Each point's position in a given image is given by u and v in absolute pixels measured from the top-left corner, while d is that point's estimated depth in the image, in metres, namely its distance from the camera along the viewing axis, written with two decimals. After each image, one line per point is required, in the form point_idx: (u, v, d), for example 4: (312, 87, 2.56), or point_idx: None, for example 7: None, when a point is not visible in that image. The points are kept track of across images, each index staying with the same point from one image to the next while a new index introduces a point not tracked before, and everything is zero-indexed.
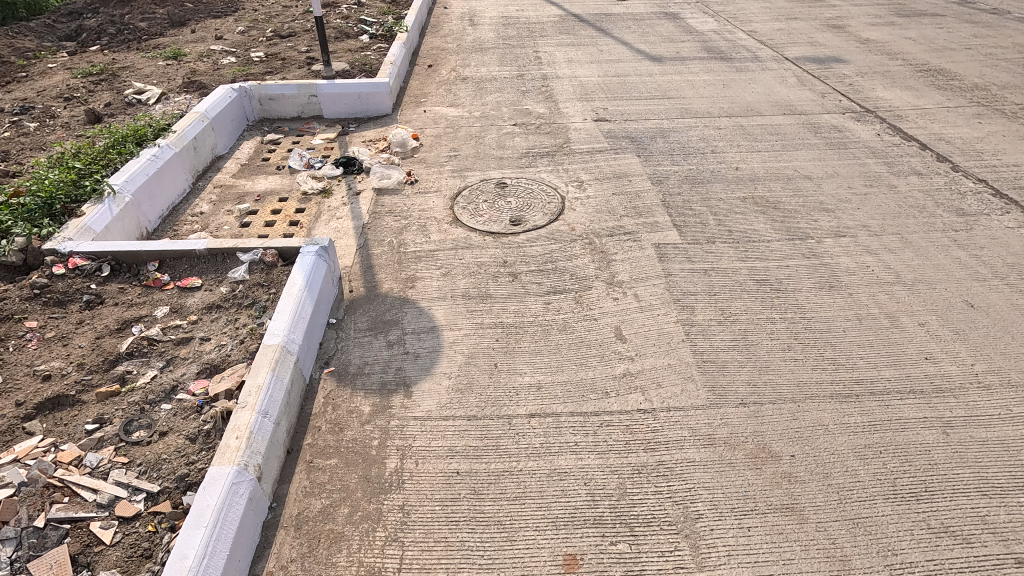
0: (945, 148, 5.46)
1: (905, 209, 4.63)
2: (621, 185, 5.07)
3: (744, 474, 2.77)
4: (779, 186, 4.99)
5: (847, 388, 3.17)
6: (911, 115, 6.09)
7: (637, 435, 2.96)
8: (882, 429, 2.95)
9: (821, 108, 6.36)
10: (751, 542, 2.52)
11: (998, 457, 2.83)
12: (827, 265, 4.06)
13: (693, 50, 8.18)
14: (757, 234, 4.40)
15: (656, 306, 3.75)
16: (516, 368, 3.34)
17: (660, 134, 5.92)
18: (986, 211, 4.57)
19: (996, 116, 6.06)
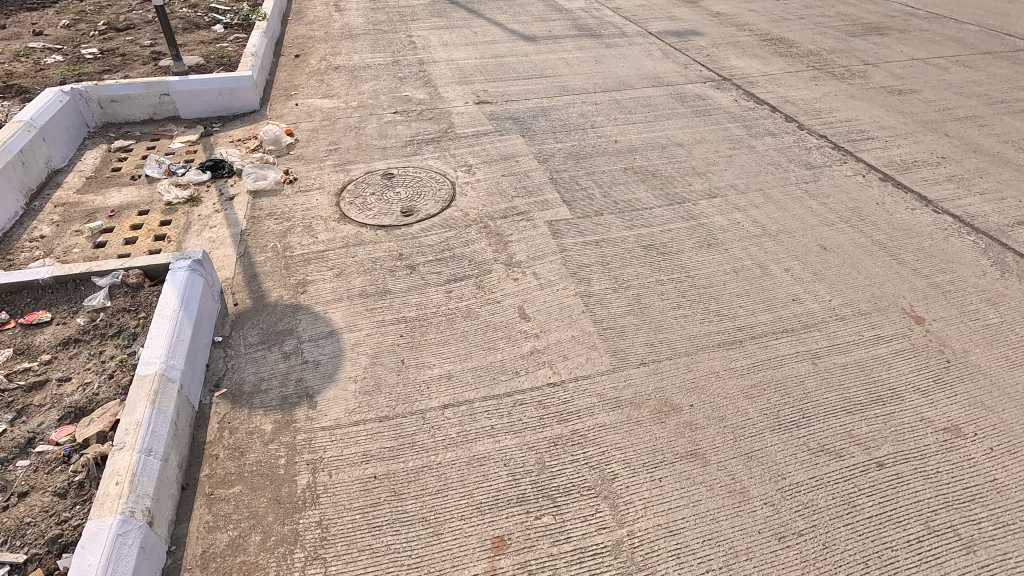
0: (792, 109, 6.02)
1: (766, 166, 5.07)
2: (510, 167, 5.12)
3: (650, 428, 2.92)
4: (655, 155, 5.26)
5: (731, 335, 3.44)
6: (762, 81, 6.65)
7: (551, 409, 3.04)
8: (766, 367, 3.23)
9: (684, 78, 6.77)
10: (661, 492, 2.66)
11: (858, 377, 3.17)
12: (703, 225, 4.37)
13: (565, 28, 8.36)
14: (639, 203, 4.63)
15: (554, 283, 3.85)
16: (424, 361, 3.31)
17: (541, 112, 6.03)
18: (829, 162, 5.10)
19: (830, 77, 6.75)
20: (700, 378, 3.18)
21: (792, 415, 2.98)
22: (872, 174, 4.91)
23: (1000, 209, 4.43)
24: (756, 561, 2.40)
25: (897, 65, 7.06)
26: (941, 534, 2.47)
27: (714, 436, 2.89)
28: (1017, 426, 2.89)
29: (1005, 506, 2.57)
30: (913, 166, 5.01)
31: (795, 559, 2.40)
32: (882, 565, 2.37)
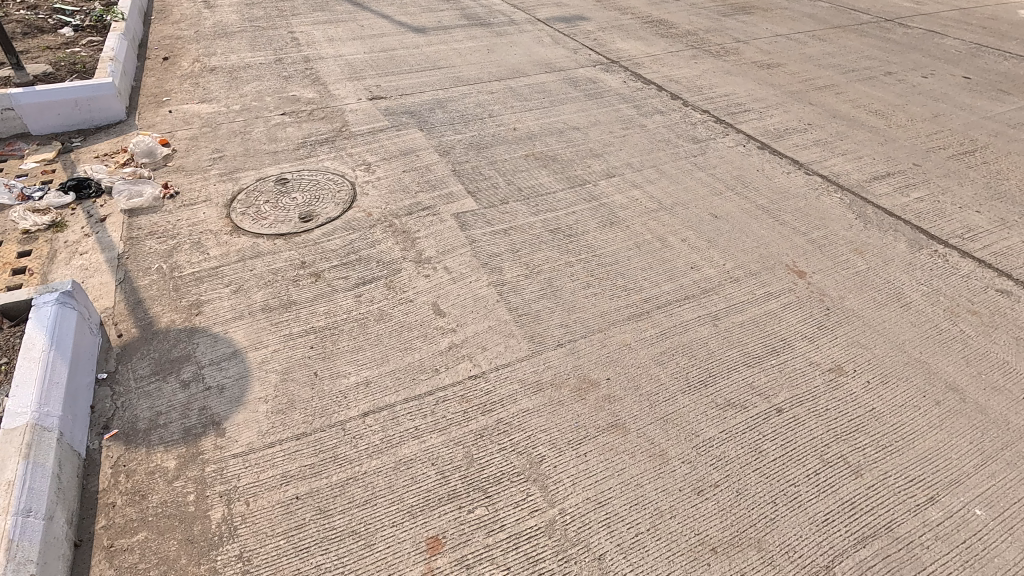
0: (676, 87, 6.34)
1: (657, 143, 5.32)
2: (411, 162, 5.02)
3: (571, 406, 3.00)
4: (553, 140, 5.37)
5: (639, 308, 3.59)
6: (647, 62, 6.95)
7: (474, 401, 3.04)
8: (674, 334, 3.41)
9: (575, 63, 6.93)
10: (588, 466, 2.74)
11: (754, 332, 3.43)
12: (605, 205, 4.52)
13: (454, 18, 8.29)
14: (543, 188, 4.71)
15: (466, 275, 3.84)
16: (339, 370, 3.19)
17: (438, 105, 5.95)
18: (713, 135, 5.44)
19: (707, 55, 7.18)
20: (614, 352, 3.30)
21: (700, 375, 3.17)
22: (750, 144, 5.30)
23: (859, 167, 4.93)
24: (680, 518, 2.54)
25: (764, 41, 7.63)
26: (835, 463, 2.73)
27: (632, 405, 3.01)
28: (887, 358, 3.25)
29: (883, 429, 2.88)
30: (785, 133, 5.44)
31: (713, 510, 2.56)
32: (788, 501, 2.59)
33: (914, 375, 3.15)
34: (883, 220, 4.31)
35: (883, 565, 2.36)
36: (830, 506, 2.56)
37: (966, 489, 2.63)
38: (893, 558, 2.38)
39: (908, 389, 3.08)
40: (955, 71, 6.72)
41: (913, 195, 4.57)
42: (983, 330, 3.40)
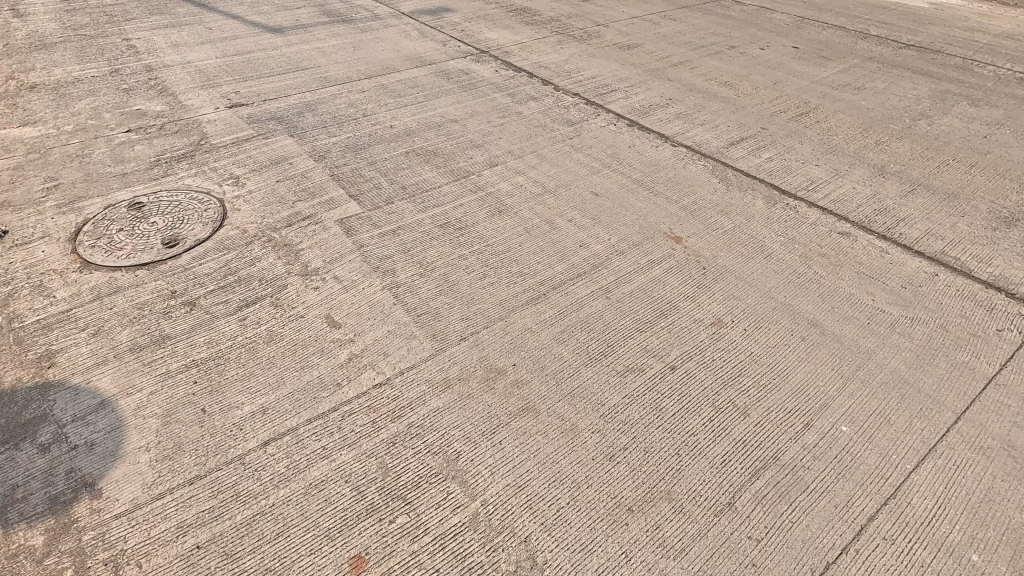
0: (546, 72, 6.51)
1: (535, 129, 5.43)
2: (284, 170, 4.73)
3: (481, 398, 3.02)
4: (432, 134, 5.30)
5: (536, 291, 3.67)
6: (516, 50, 7.05)
7: (382, 409, 2.96)
8: (571, 312, 3.53)
9: (445, 55, 6.88)
10: (504, 454, 2.77)
11: (643, 299, 3.63)
12: (491, 194, 4.55)
13: (313, 15, 7.89)
14: (428, 184, 4.65)
15: (358, 282, 3.70)
16: (230, 401, 2.96)
17: (306, 108, 5.65)
18: (586, 117, 5.65)
19: (572, 39, 7.42)
20: (517, 338, 3.35)
21: (599, 347, 3.31)
22: (620, 122, 5.57)
23: (717, 135, 5.36)
24: (596, 486, 2.64)
25: (621, 23, 8.02)
26: (725, 408, 2.98)
27: (539, 387, 3.08)
28: (758, 306, 3.59)
29: (762, 370, 3.18)
30: (650, 110, 5.78)
31: (625, 472, 2.70)
32: (689, 450, 2.78)
33: (781, 317, 3.51)
34: (742, 182, 4.73)
35: (774, 492, 2.62)
36: (725, 448, 2.79)
37: (833, 410, 2.98)
38: (782, 484, 2.65)
39: (778, 331, 3.42)
40: (785, 42, 7.48)
41: (764, 156, 5.06)
42: (832, 269, 3.86)
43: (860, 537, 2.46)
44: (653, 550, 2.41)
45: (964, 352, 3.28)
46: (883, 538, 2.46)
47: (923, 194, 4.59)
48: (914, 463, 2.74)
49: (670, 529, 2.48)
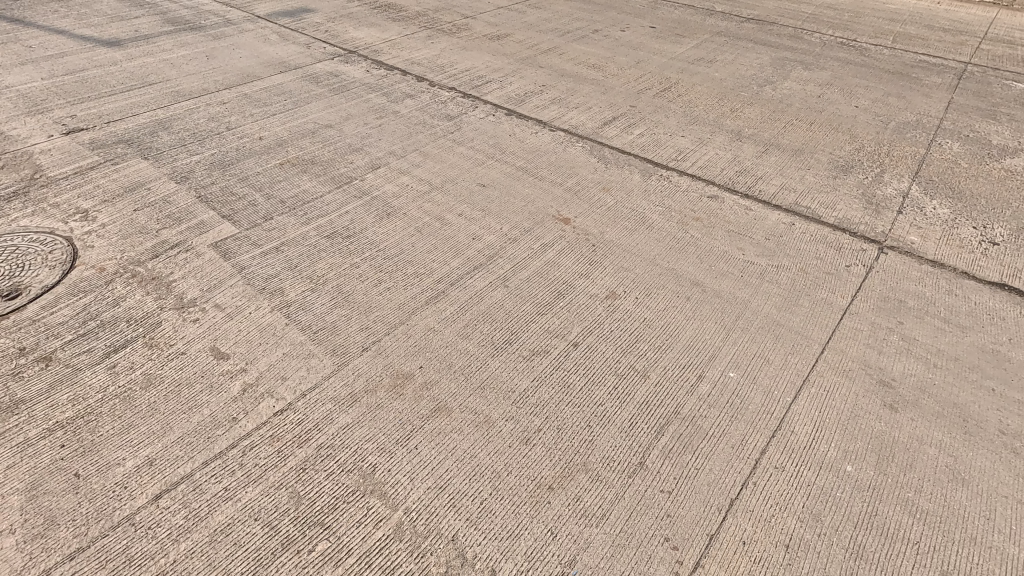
0: (419, 69, 6.42)
1: (414, 127, 5.35)
2: (142, 198, 4.30)
3: (391, 406, 2.96)
4: (306, 142, 5.06)
5: (435, 290, 3.64)
6: (385, 48, 6.88)
7: (287, 437, 2.80)
8: (471, 305, 3.54)
9: (310, 58, 6.57)
10: (421, 458, 2.74)
11: (540, 283, 3.72)
12: (377, 198, 4.43)
13: (155, 24, 7.20)
14: (308, 194, 4.43)
15: (243, 307, 3.47)
16: (109, 459, 2.67)
17: (160, 126, 5.16)
18: (465, 110, 5.65)
19: (441, 34, 7.36)
20: (421, 340, 3.30)
21: (503, 336, 3.35)
22: (499, 112, 5.63)
23: (591, 116, 5.58)
24: (516, 472, 2.69)
25: (488, 14, 8.08)
26: (627, 374, 3.13)
27: (449, 385, 3.07)
28: (646, 274, 3.80)
29: (656, 333, 3.38)
30: (526, 98, 5.89)
31: (542, 452, 2.76)
32: (599, 420, 2.91)
33: (668, 281, 3.74)
34: (619, 158, 4.96)
35: (679, 444, 2.80)
36: (631, 412, 2.94)
37: (721, 360, 3.23)
38: (684, 435, 2.84)
39: (666, 295, 3.65)
40: (643, 23, 7.91)
41: (636, 132, 5.34)
42: (706, 231, 4.17)
43: (755, 470, 2.71)
44: (577, 523, 2.50)
45: (822, 290, 3.68)
46: (774, 467, 2.72)
47: (775, 153, 5.07)
48: (792, 395, 3.05)
49: (590, 499, 2.58)
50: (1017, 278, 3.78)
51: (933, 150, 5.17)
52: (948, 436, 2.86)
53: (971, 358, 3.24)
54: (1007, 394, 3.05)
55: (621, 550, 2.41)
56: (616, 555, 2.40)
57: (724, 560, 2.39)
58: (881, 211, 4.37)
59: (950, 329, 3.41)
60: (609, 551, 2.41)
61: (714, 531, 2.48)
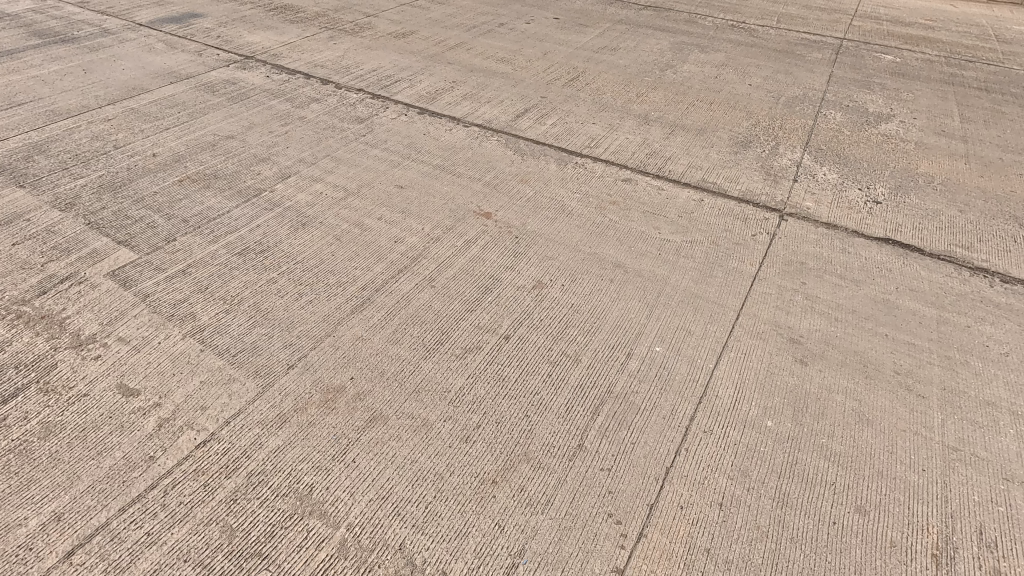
0: (323, 71, 6.19)
1: (323, 132, 5.16)
2: (21, 230, 3.91)
3: (323, 422, 2.86)
4: (207, 156, 4.76)
5: (360, 298, 3.54)
6: (285, 51, 6.59)
7: (212, 468, 2.65)
8: (399, 310, 3.47)
9: (203, 66, 6.19)
10: (360, 471, 2.67)
11: (467, 280, 3.71)
12: (290, 208, 4.25)
13: (18, 38, 6.53)
14: (214, 211, 4.18)
15: (151, 338, 3.23)
16: (9, 521, 2.43)
17: (35, 150, 4.70)
18: (375, 111, 5.52)
19: (343, 34, 7.14)
20: (349, 350, 3.21)
21: (434, 337, 3.31)
22: (410, 111, 5.54)
23: (503, 110, 5.60)
24: (458, 471, 2.68)
25: (391, 12, 7.91)
26: (559, 361, 3.19)
27: (382, 392, 3.01)
28: (570, 260, 3.88)
29: (584, 317, 3.46)
30: (437, 95, 5.83)
31: (483, 448, 2.77)
32: (536, 408, 2.95)
33: (591, 266, 3.84)
34: (534, 150, 5.02)
35: (614, 422, 2.89)
36: (566, 396, 3.00)
37: (647, 336, 3.36)
38: (618, 412, 2.94)
39: (590, 279, 3.74)
40: (547, 15, 8.02)
41: (548, 122, 5.41)
42: (623, 213, 4.30)
43: (686, 437, 2.84)
44: (523, 513, 2.53)
45: (733, 260, 3.90)
46: (703, 431, 2.87)
47: (680, 134, 5.30)
48: (714, 362, 3.22)
49: (533, 487, 2.62)
50: (898, 232, 4.17)
51: (820, 121, 5.59)
52: (852, 382, 3.12)
53: (866, 309, 3.55)
54: (898, 338, 3.37)
55: (568, 533, 2.47)
56: (563, 537, 2.45)
57: (665, 527, 2.50)
58: (779, 181, 4.68)
59: (846, 284, 3.72)
60: (556, 535, 2.46)
61: (653, 501, 2.59)
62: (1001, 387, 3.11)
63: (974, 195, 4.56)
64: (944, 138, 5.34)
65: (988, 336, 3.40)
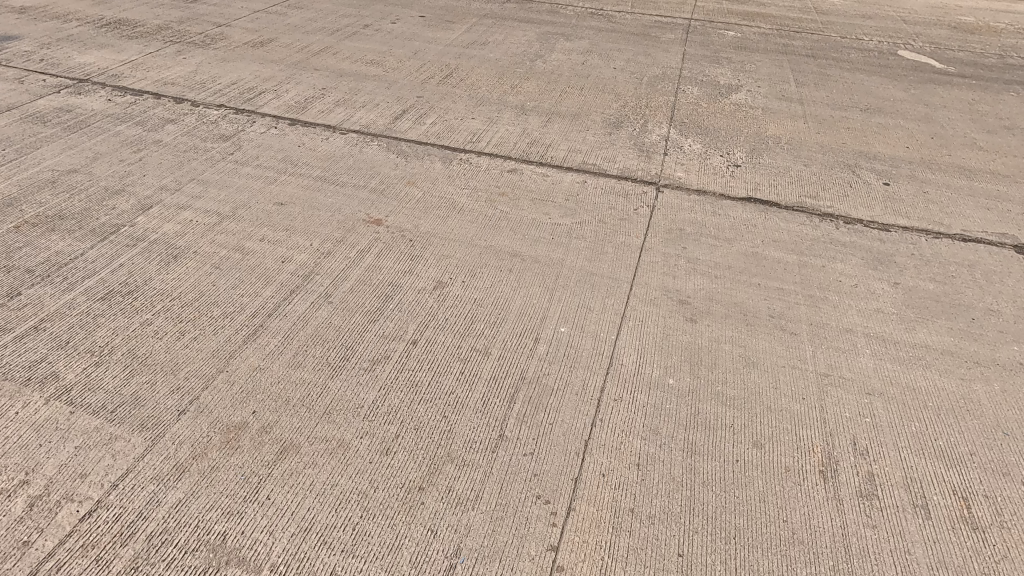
0: (175, 89, 5.70)
1: (184, 155, 4.76)
2: None
3: (228, 464, 2.67)
4: (47, 195, 4.22)
5: (251, 326, 3.33)
6: (126, 71, 5.98)
7: (104, 539, 2.39)
8: (296, 332, 3.30)
9: (27, 95, 5.46)
10: (277, 507, 2.53)
11: (366, 290, 3.60)
12: (157, 242, 3.89)
13: None
14: (64, 255, 3.73)
15: (7, 409, 2.84)
16: None
17: None
18: (241, 127, 5.17)
19: (193, 47, 6.59)
20: (247, 383, 3.01)
21: (338, 354, 3.19)
22: (280, 123, 5.25)
23: (380, 113, 5.48)
24: (382, 485, 2.62)
25: (244, 20, 7.42)
26: (470, 357, 3.20)
27: (290, 421, 2.86)
28: (467, 256, 3.89)
29: (488, 310, 3.50)
30: (307, 104, 5.57)
31: (404, 457, 2.72)
32: (453, 408, 2.94)
33: (488, 259, 3.88)
34: (417, 150, 4.96)
35: (531, 407, 2.96)
36: (481, 391, 3.02)
37: (551, 319, 3.46)
38: (533, 396, 3.01)
39: (489, 271, 3.78)
40: (412, 13, 7.93)
41: (428, 122, 5.37)
42: (513, 203, 4.38)
43: (599, 409, 2.97)
44: (454, 513, 2.53)
45: (621, 235, 4.11)
46: (614, 400, 3.02)
47: (557, 120, 5.48)
48: (616, 333, 3.39)
49: (461, 485, 2.62)
50: (758, 191, 4.61)
51: (680, 96, 6.02)
52: (736, 331, 3.42)
53: (740, 263, 3.90)
54: (769, 285, 3.74)
55: (500, 523, 2.50)
56: (496, 529, 2.48)
57: (591, 497, 2.61)
58: (652, 156, 4.99)
59: (721, 244, 4.06)
60: (489, 527, 2.49)
61: (577, 475, 2.69)
62: (855, 315, 3.56)
63: (815, 150, 5.15)
64: (785, 102, 5.96)
65: (840, 272, 3.87)
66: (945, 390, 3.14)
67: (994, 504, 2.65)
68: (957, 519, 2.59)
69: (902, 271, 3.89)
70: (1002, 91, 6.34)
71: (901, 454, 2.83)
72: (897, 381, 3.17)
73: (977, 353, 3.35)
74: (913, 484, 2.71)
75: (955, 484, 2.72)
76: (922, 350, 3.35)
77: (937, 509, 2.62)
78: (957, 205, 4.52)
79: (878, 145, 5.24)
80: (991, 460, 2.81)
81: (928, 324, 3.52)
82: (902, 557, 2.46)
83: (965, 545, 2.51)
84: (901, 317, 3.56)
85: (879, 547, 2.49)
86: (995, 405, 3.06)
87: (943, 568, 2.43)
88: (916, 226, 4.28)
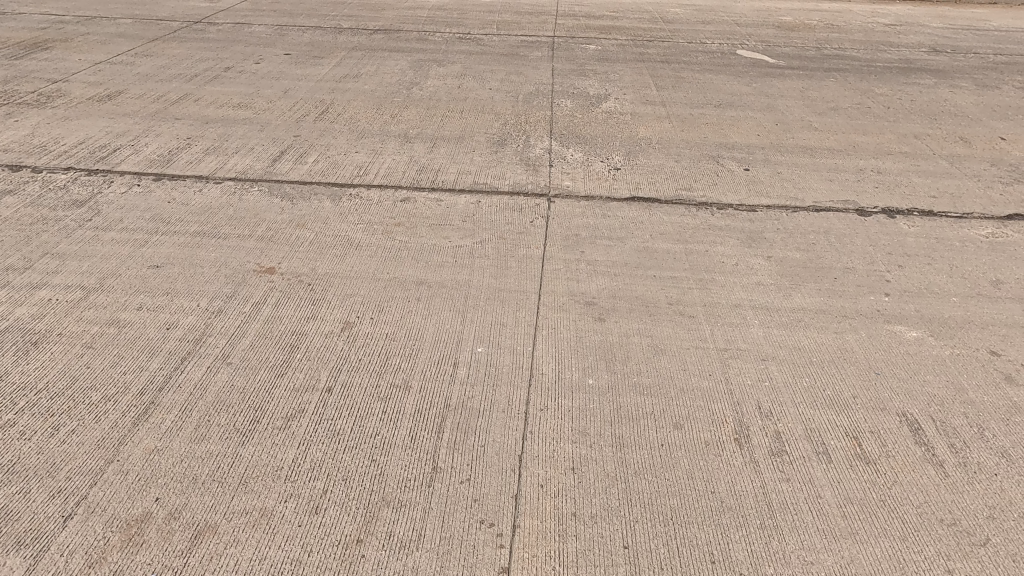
0: (10, 156, 5.07)
1: (30, 228, 4.23)
2: None
3: (134, 564, 2.38)
4: None
5: (140, 404, 3.00)
6: None
7: None
8: (196, 402, 3.03)
9: None
10: None
11: (268, 344, 3.39)
12: (10, 330, 3.41)
13: None
14: None
15: None
16: None
17: None
18: (96, 189, 4.70)
19: (26, 107, 5.92)
20: (144, 469, 2.71)
21: (246, 418, 2.96)
22: (143, 180, 4.83)
23: (257, 157, 5.23)
24: (317, 548, 2.46)
25: (85, 73, 6.78)
26: (390, 394, 3.11)
27: (200, 501, 2.60)
28: (371, 291, 3.80)
29: (402, 343, 3.43)
30: (172, 157, 5.18)
31: (336, 512, 2.58)
32: (380, 449, 2.84)
33: (394, 291, 3.80)
34: (303, 191, 4.77)
35: (459, 433, 2.93)
36: (407, 426, 2.95)
37: (467, 341, 3.46)
38: (461, 422, 2.98)
39: (397, 304, 3.71)
40: (275, 52, 7.68)
41: (309, 161, 5.19)
42: (410, 232, 4.34)
43: (528, 422, 3.00)
44: (397, 559, 2.43)
45: (521, 248, 4.22)
46: (540, 410, 3.06)
47: (443, 145, 5.53)
48: (532, 344, 3.46)
49: (400, 528, 2.53)
50: (640, 189, 4.94)
51: (556, 110, 6.31)
52: (641, 322, 3.63)
53: (635, 259, 4.14)
54: (663, 276, 4.00)
55: (448, 556, 2.45)
56: (444, 564, 2.42)
57: (534, 511, 2.62)
58: (539, 169, 5.19)
59: (614, 243, 4.29)
60: (437, 564, 2.42)
61: (515, 491, 2.70)
62: (741, 290, 3.90)
63: (682, 146, 5.61)
64: (650, 105, 6.46)
65: (722, 254, 4.23)
66: (824, 344, 3.52)
67: (879, 437, 3.00)
68: (852, 457, 2.90)
69: (772, 245, 4.32)
70: (824, 78, 7.30)
71: (798, 409, 3.12)
72: (785, 343, 3.52)
73: (844, 307, 3.80)
74: (812, 434, 3.00)
75: (846, 427, 3.04)
76: (801, 312, 3.75)
77: (836, 452, 2.92)
78: (806, 180, 5.12)
79: (734, 136, 5.82)
80: (871, 399, 3.19)
81: (801, 288, 3.94)
82: (815, 502, 2.71)
83: (864, 479, 2.81)
84: (779, 286, 3.96)
85: (795, 496, 2.73)
86: (866, 351, 3.48)
87: (850, 505, 2.71)
88: (778, 204, 4.78)
